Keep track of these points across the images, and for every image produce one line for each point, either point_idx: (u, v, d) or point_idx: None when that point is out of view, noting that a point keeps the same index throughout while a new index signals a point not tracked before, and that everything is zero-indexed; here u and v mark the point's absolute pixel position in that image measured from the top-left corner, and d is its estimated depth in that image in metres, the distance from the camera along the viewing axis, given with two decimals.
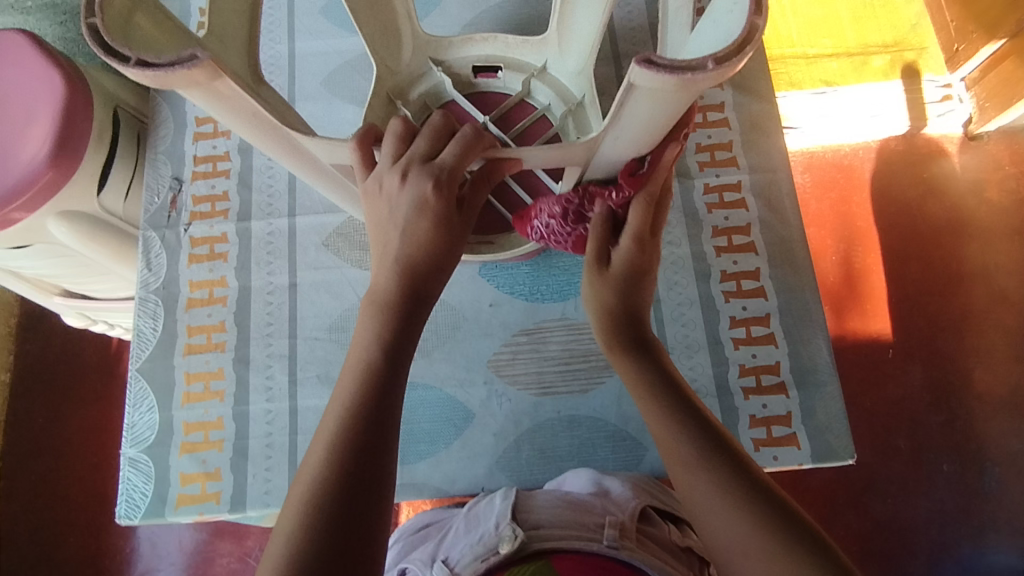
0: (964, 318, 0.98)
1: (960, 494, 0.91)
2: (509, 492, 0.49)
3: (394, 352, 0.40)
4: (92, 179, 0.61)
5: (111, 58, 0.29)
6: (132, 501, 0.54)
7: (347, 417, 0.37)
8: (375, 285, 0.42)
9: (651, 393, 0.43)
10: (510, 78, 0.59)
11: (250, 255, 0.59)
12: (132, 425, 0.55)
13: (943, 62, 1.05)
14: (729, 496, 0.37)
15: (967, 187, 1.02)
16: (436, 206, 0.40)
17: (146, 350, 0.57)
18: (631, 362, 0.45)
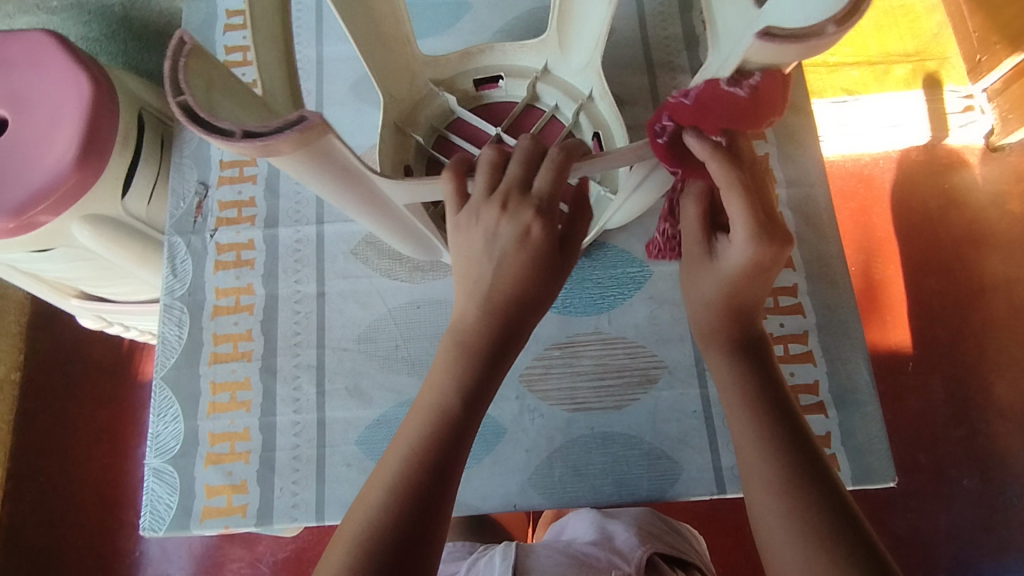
0: (985, 331, 0.96)
1: (981, 510, 0.89)
2: (509, 552, 0.56)
3: (474, 396, 0.39)
4: (117, 181, 0.60)
5: (217, 136, 0.29)
6: (156, 514, 0.52)
7: (411, 460, 0.37)
8: (460, 319, 0.40)
9: (746, 398, 0.41)
10: (513, 86, 0.60)
11: (276, 263, 0.58)
12: (156, 435, 0.54)
13: (964, 73, 1.03)
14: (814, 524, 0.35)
15: (988, 199, 1.01)
16: (538, 239, 0.38)
17: (171, 358, 0.56)
18: (741, 362, 0.42)
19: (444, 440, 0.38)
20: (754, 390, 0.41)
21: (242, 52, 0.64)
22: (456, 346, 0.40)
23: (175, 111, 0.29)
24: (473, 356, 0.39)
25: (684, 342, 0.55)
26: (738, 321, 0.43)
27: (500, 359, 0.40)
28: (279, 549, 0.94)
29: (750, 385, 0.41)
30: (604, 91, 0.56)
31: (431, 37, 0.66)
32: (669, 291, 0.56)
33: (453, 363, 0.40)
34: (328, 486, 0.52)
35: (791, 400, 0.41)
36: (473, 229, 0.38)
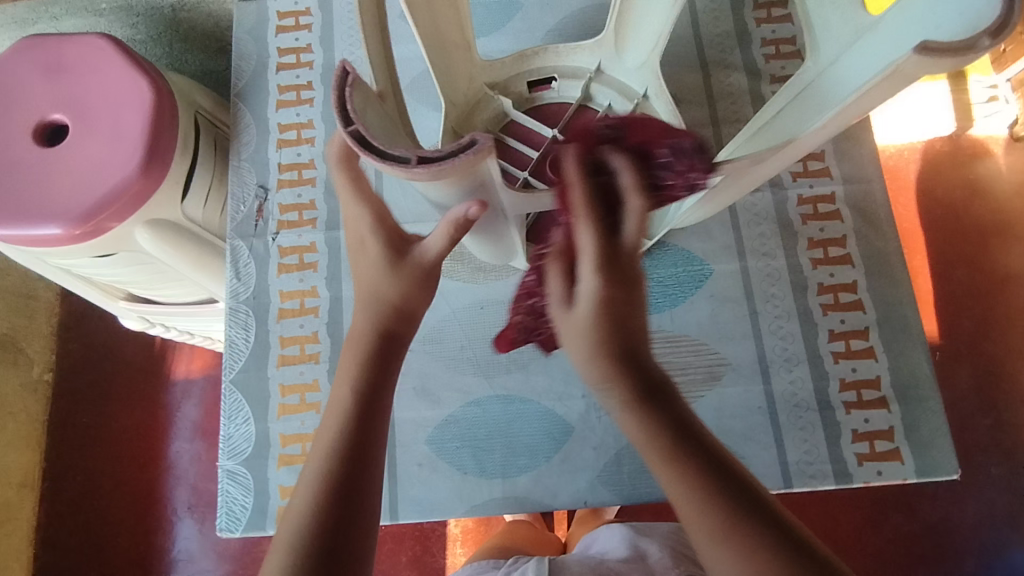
0: (1012, 321, 0.97)
1: (1010, 498, 0.90)
2: (540, 568, 0.54)
3: (358, 444, 0.37)
4: (178, 186, 0.60)
5: (396, 164, 0.30)
6: (232, 515, 0.53)
7: (310, 521, 0.34)
8: (338, 389, 0.39)
9: (659, 452, 0.34)
10: (566, 87, 0.57)
11: (339, 265, 0.58)
12: (228, 437, 0.55)
13: (988, 63, 1.03)
14: None
15: (1012, 189, 1.01)
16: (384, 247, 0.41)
17: (239, 361, 0.57)
18: (644, 411, 0.35)
19: (345, 461, 0.36)
20: (659, 436, 0.34)
21: (295, 55, 0.65)
22: (354, 346, 0.40)
23: (350, 143, 0.30)
24: (365, 344, 0.40)
25: (746, 339, 0.56)
26: (622, 358, 0.36)
27: (384, 371, 0.39)
28: None
29: (650, 431, 0.35)
30: (662, 91, 0.54)
31: (485, 37, 0.66)
32: (730, 289, 0.57)
33: (353, 366, 0.39)
34: (400, 485, 0.53)
35: (692, 419, 0.36)
36: (355, 205, 0.42)
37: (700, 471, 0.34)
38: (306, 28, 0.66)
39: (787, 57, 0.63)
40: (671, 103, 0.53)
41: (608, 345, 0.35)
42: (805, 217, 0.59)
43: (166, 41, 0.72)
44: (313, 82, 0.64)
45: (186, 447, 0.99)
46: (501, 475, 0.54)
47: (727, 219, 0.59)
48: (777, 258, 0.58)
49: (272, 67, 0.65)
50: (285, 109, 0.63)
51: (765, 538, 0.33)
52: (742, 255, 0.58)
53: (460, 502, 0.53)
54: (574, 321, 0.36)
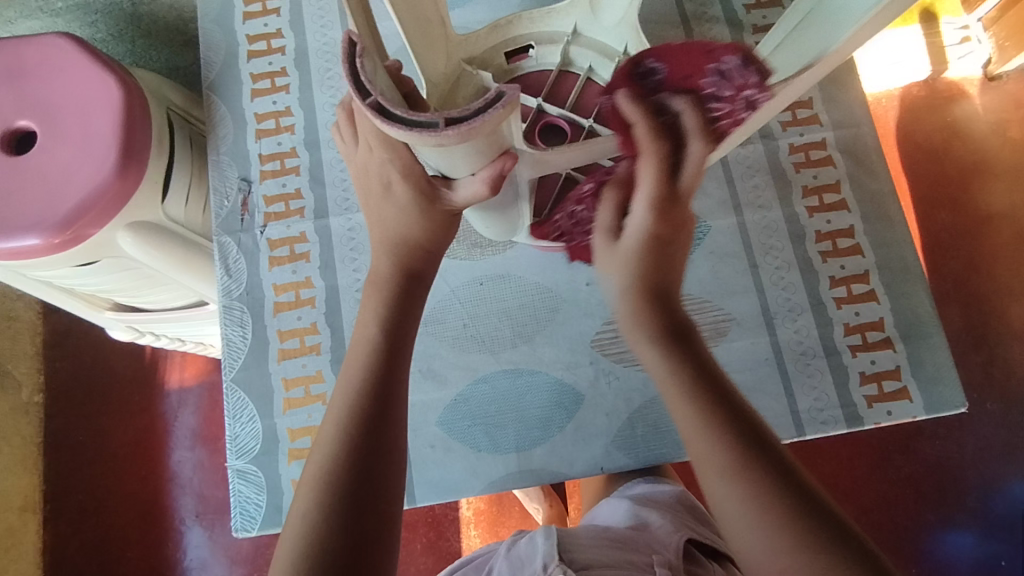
0: (996, 258, 0.98)
1: (1006, 430, 0.92)
2: (550, 531, 0.49)
3: (382, 389, 0.42)
4: (157, 185, 0.58)
5: (425, 129, 0.29)
6: (247, 514, 0.52)
7: (341, 445, 0.40)
8: (362, 334, 0.45)
9: (678, 375, 0.40)
10: (544, 54, 0.55)
11: (332, 254, 0.57)
12: (235, 436, 0.54)
13: (958, 5, 1.04)
14: (783, 506, 0.35)
15: (989, 128, 1.02)
16: (411, 191, 0.41)
17: (239, 359, 0.55)
18: (664, 346, 0.41)
19: (372, 403, 0.42)
20: (677, 373, 0.40)
21: (266, 42, 0.63)
22: (380, 293, 0.45)
23: (372, 114, 0.29)
24: (390, 294, 0.45)
25: (749, 293, 0.56)
26: (658, 302, 0.42)
27: (404, 327, 0.45)
28: None
29: (671, 368, 0.40)
30: (643, 47, 0.52)
31: (458, 9, 0.64)
32: (729, 244, 0.57)
33: (377, 312, 0.45)
34: (414, 468, 0.53)
35: (712, 362, 0.41)
36: (372, 154, 0.42)
37: (702, 404, 0.38)
38: (274, 12, 0.63)
39: (767, 6, 0.63)
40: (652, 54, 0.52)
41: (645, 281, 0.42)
42: (797, 165, 0.58)
43: (128, 38, 0.69)
44: (287, 68, 0.62)
45: (187, 455, 0.97)
46: (515, 450, 0.53)
47: (720, 174, 0.58)
48: (773, 210, 0.57)
49: (242, 56, 0.62)
50: (260, 97, 0.61)
51: (762, 464, 0.36)
52: (738, 209, 0.57)
53: (476, 479, 0.53)
54: (622, 249, 0.42)
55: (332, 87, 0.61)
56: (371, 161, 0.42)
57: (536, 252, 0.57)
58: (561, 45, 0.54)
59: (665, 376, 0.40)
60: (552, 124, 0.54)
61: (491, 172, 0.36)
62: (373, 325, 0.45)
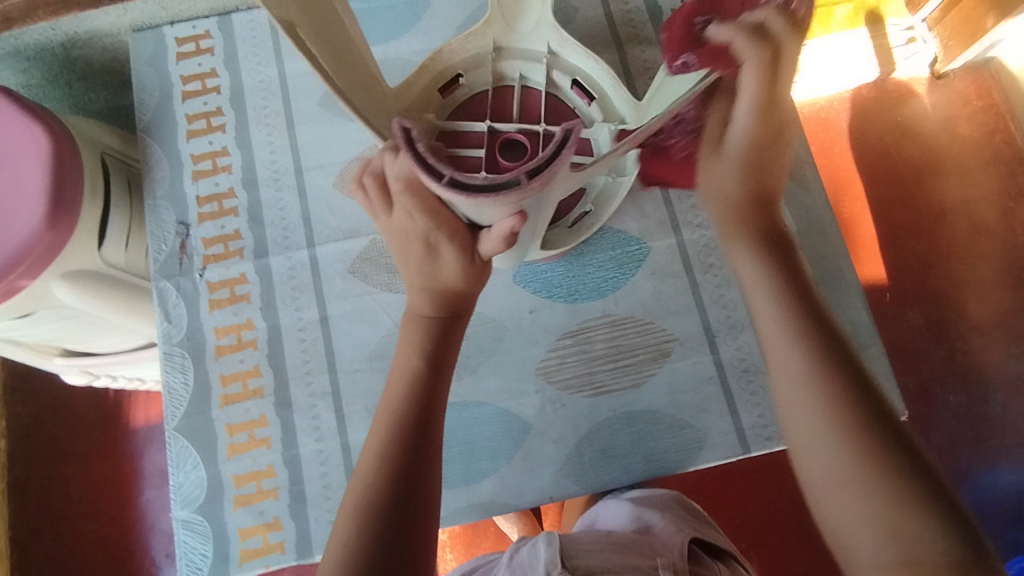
0: (949, 254, 1.00)
1: (971, 424, 0.94)
2: (551, 537, 0.49)
3: (422, 420, 0.44)
4: (92, 233, 0.57)
5: (513, 188, 0.35)
6: (193, 564, 0.52)
7: (382, 480, 0.42)
8: (402, 367, 0.46)
9: (781, 306, 0.42)
10: (475, 77, 0.52)
11: (273, 294, 0.57)
12: (179, 486, 0.53)
13: (903, 7, 1.04)
14: (849, 412, 0.38)
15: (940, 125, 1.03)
16: (459, 256, 0.44)
17: (181, 406, 0.55)
18: (762, 281, 0.43)
19: (411, 432, 0.44)
20: (773, 275, 0.43)
21: (200, 82, 0.62)
22: (420, 330, 0.47)
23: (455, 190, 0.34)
24: (431, 331, 0.47)
25: (690, 312, 0.56)
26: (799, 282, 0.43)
27: (439, 368, 0.46)
28: None
29: (768, 275, 0.43)
30: (565, 38, 0.52)
31: (392, 40, 0.64)
32: (669, 264, 0.57)
33: (419, 345, 0.46)
34: None
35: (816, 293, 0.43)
36: (411, 219, 0.43)
37: (805, 338, 0.40)
38: (207, 52, 0.63)
39: None
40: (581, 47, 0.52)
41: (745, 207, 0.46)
42: None
43: (62, 82, 0.68)
44: (222, 108, 0.61)
45: (156, 494, 0.96)
46: (463, 483, 0.53)
47: (659, 195, 0.58)
48: (711, 229, 0.58)
49: (177, 97, 0.62)
50: (196, 138, 0.61)
51: (857, 416, 0.37)
52: (677, 229, 0.58)
53: None
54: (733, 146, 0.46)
55: (268, 125, 0.61)
56: (410, 224, 0.43)
57: None
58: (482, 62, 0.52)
59: (770, 309, 0.42)
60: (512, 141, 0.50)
61: (506, 230, 0.40)
62: (414, 356, 0.46)
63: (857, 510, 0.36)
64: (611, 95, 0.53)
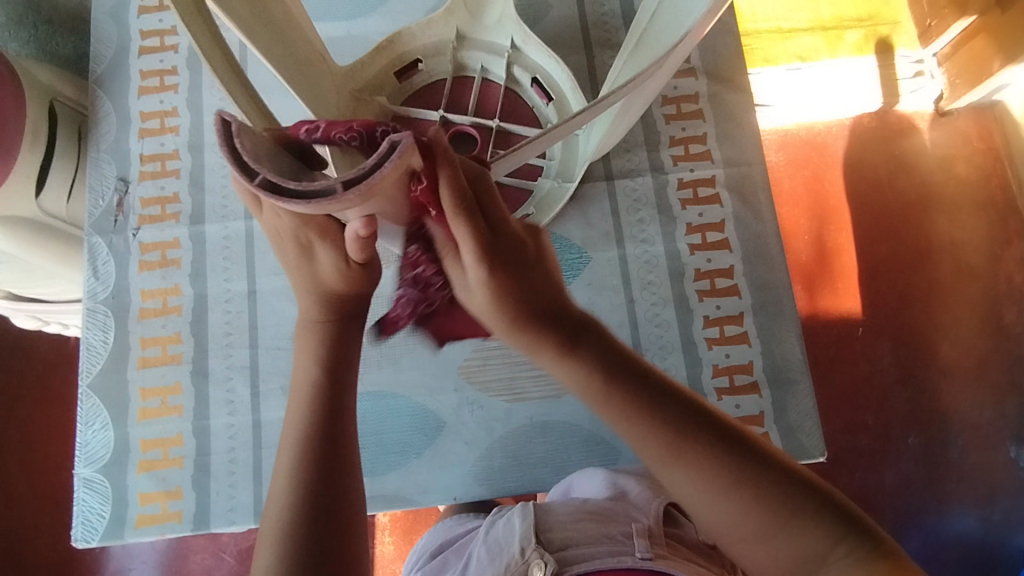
0: (933, 294, 0.95)
1: (925, 466, 0.90)
2: (527, 510, 0.48)
3: (330, 429, 0.41)
4: (31, 180, 0.56)
5: (325, 199, 0.27)
6: (89, 524, 0.52)
7: (294, 496, 0.39)
8: (301, 376, 0.43)
9: (595, 390, 0.34)
10: (434, 64, 0.53)
11: (204, 262, 0.56)
12: (85, 444, 0.53)
13: (915, 38, 1.00)
14: (715, 468, 0.34)
15: (937, 162, 0.98)
16: (336, 251, 0.38)
17: (97, 364, 0.54)
18: (573, 364, 0.34)
19: (322, 443, 0.41)
20: (595, 384, 0.34)
21: (159, 38, 0.61)
22: (315, 335, 0.42)
23: (262, 194, 0.27)
24: (330, 335, 0.42)
25: (622, 328, 0.55)
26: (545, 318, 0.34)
27: (341, 379, 0.43)
28: (242, 539, 0.87)
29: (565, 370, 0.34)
30: (528, 37, 0.50)
31: (360, 17, 0.62)
32: (607, 276, 0.56)
33: (315, 352, 0.42)
34: (265, 488, 0.52)
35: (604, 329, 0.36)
36: (279, 218, 0.37)
37: (622, 403, 0.34)
38: (169, 8, 0.62)
39: None
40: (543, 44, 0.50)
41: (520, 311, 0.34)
42: (684, 202, 0.58)
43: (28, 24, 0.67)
44: (178, 68, 0.60)
45: None
46: (369, 474, 0.52)
47: (606, 206, 0.57)
48: (654, 245, 0.57)
49: (134, 51, 0.61)
50: (148, 96, 0.60)
51: (729, 458, 0.34)
52: (620, 242, 0.57)
53: None
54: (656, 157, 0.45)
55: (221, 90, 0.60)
56: (277, 222, 0.38)
57: None
58: (444, 50, 0.52)
59: (595, 401, 0.35)
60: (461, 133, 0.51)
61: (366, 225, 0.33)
62: (314, 364, 0.43)
63: (760, 559, 0.34)
64: (568, 97, 0.51)
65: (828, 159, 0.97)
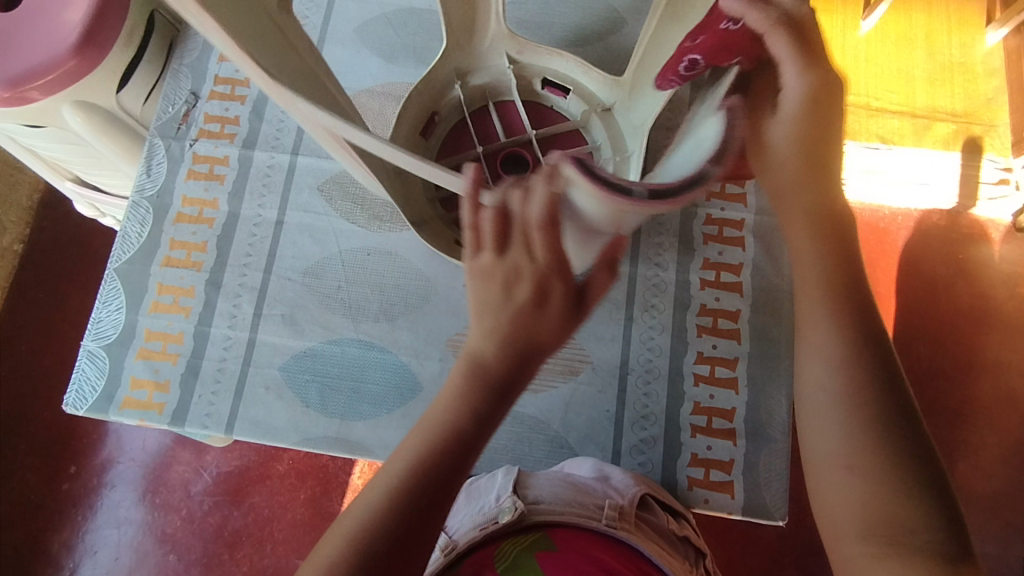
0: (964, 409, 0.90)
1: None
2: (513, 467, 0.52)
3: (444, 476, 0.39)
4: (115, 76, 0.60)
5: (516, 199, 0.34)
6: (81, 393, 0.55)
7: (368, 521, 0.38)
8: (437, 408, 0.41)
9: (827, 286, 0.42)
10: (449, 105, 0.54)
11: (244, 184, 0.60)
12: (98, 321, 0.57)
13: (1008, 144, 0.95)
14: (875, 395, 0.40)
15: (1003, 278, 0.93)
16: (562, 309, 0.38)
17: (127, 253, 0.58)
18: (810, 262, 0.43)
19: (428, 481, 0.39)
20: (832, 277, 0.43)
21: None
22: (474, 385, 0.39)
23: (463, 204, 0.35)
24: (485, 394, 0.39)
25: (614, 343, 0.55)
26: (829, 237, 0.43)
27: (482, 429, 0.40)
28: (223, 462, 0.91)
29: (827, 273, 0.43)
30: (525, 45, 0.53)
31: None
32: (612, 289, 0.56)
33: (462, 401, 0.39)
34: (242, 404, 0.54)
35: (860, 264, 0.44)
36: (530, 259, 0.36)
37: (837, 310, 0.42)
38: None
39: None
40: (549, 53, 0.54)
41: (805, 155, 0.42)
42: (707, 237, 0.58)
43: None
44: None
45: None
46: (339, 417, 0.54)
47: None
48: (667, 271, 0.57)
49: None
50: None
51: (886, 396, 0.40)
52: (634, 259, 0.57)
53: (294, 432, 0.54)
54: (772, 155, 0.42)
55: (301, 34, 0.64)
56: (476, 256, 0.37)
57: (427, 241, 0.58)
58: (446, 92, 0.54)
59: (819, 312, 0.42)
60: (521, 157, 0.54)
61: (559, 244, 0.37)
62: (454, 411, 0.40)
63: (839, 491, 0.39)
64: (584, 83, 0.54)
65: (883, 250, 0.92)
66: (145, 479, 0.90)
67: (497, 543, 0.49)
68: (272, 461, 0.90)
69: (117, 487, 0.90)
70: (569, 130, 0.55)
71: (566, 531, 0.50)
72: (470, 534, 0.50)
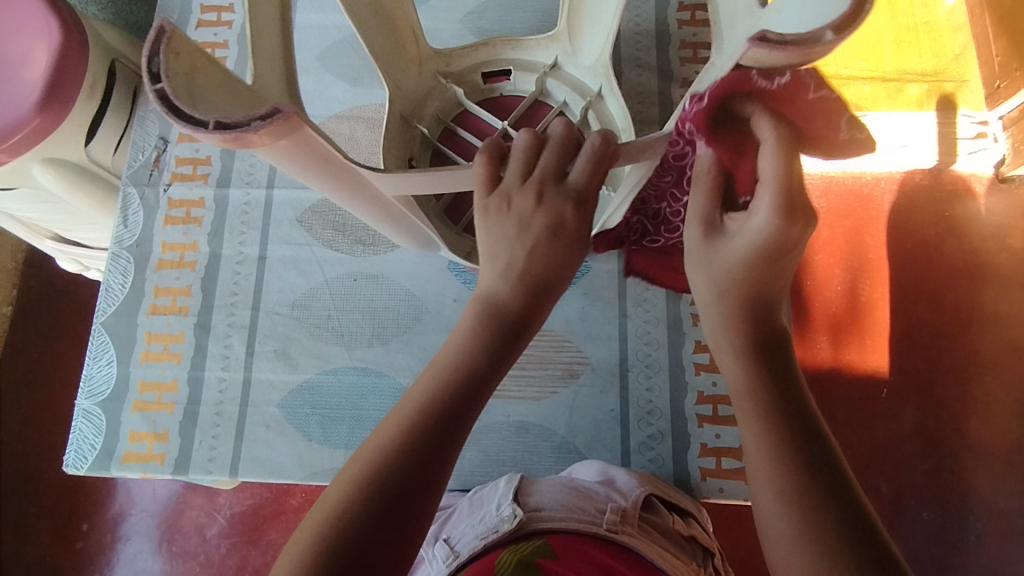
0: (967, 366, 0.90)
1: (937, 545, 0.84)
2: (514, 475, 0.49)
3: (457, 410, 0.35)
4: (82, 129, 0.60)
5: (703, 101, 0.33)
6: (80, 452, 0.55)
7: (381, 455, 0.33)
8: (444, 350, 0.38)
9: (745, 374, 0.36)
10: (418, 149, 0.54)
11: (223, 223, 0.59)
12: (90, 377, 0.56)
13: (982, 98, 0.94)
14: (794, 455, 0.33)
15: (991, 231, 0.94)
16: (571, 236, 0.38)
17: (113, 305, 0.58)
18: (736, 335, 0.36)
19: (440, 416, 0.35)
20: (756, 378, 0.36)
21: (216, 14, 0.66)
22: (482, 319, 0.38)
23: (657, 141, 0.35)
24: (496, 328, 0.37)
25: (611, 341, 0.55)
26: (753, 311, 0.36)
27: (478, 392, 0.36)
28: (236, 502, 0.90)
29: (740, 358, 0.36)
30: (448, 54, 0.56)
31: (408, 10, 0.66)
32: (603, 288, 0.56)
33: (476, 331, 0.37)
34: (245, 444, 0.54)
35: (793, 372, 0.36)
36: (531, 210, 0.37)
37: (754, 376, 0.36)
38: None
39: (702, 61, 0.63)
40: (470, 50, 0.56)
41: (740, 316, 0.36)
42: None
43: None
44: (229, 42, 0.65)
45: None
46: (343, 446, 0.54)
47: None
48: None
49: (191, 23, 0.66)
50: None
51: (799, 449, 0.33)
52: (621, 255, 0.57)
53: (300, 468, 0.53)
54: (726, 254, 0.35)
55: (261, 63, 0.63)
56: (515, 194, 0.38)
57: (414, 259, 0.58)
58: (410, 134, 0.53)
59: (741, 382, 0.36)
60: None
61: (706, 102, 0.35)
62: (461, 345, 0.37)
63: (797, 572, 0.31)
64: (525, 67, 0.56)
65: (871, 214, 0.91)
66: (158, 529, 0.89)
67: (498, 550, 0.44)
68: (284, 497, 0.89)
69: (131, 540, 0.89)
70: (532, 104, 0.55)
71: (568, 537, 0.45)
72: (472, 544, 0.46)
